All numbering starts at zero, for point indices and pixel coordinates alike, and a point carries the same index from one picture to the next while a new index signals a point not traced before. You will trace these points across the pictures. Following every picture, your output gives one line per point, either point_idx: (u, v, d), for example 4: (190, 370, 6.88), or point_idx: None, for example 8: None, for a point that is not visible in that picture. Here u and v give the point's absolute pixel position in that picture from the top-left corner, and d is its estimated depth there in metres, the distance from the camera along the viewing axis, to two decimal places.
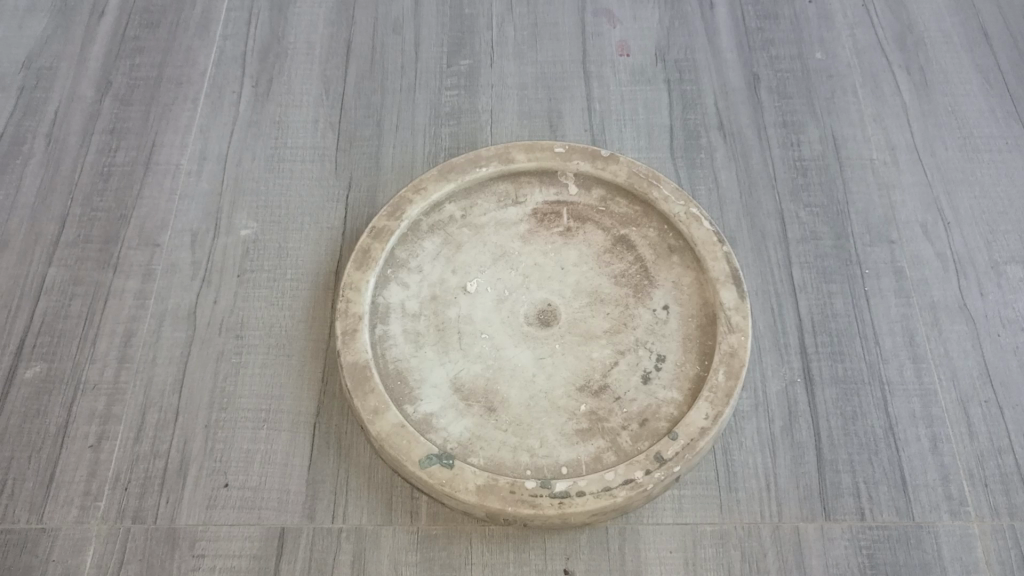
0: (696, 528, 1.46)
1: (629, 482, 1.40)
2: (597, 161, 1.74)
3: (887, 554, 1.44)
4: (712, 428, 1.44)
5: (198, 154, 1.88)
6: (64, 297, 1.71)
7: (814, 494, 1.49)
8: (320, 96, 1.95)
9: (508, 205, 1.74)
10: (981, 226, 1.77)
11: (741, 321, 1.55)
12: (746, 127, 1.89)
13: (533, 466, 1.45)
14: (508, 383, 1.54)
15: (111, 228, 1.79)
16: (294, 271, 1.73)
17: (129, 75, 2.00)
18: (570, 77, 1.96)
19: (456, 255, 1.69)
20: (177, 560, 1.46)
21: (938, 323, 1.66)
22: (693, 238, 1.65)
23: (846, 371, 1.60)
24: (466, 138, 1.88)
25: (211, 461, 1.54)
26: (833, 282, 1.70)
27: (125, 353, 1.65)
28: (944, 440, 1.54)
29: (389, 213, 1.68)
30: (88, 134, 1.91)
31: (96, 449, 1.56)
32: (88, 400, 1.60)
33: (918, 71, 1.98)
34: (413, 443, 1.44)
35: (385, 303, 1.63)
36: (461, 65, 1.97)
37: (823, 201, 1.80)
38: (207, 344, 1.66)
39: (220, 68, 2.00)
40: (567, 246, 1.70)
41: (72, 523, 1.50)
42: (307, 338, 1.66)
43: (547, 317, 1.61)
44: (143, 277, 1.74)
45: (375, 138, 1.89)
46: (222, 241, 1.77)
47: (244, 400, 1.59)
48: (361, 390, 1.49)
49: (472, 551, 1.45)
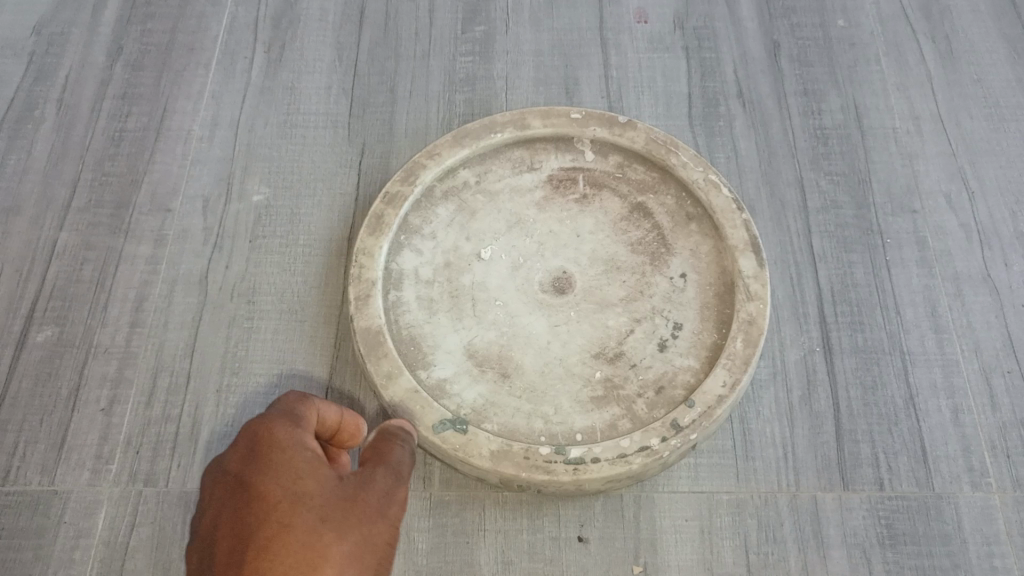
0: (713, 497, 1.44)
1: (644, 449, 1.38)
2: (614, 128, 1.71)
3: (906, 525, 1.42)
4: (729, 395, 1.42)
5: (210, 120, 1.86)
6: (76, 261, 1.70)
7: (832, 464, 1.47)
8: (333, 63, 1.93)
9: (523, 171, 1.72)
10: (1007, 196, 1.73)
11: (760, 290, 1.52)
12: (766, 95, 1.86)
13: (547, 433, 1.44)
14: (522, 351, 1.53)
15: (122, 193, 1.78)
16: (307, 237, 1.71)
17: (142, 41, 1.98)
18: (586, 44, 1.93)
19: (470, 222, 1.66)
20: (189, 522, 1.45)
21: (961, 293, 1.63)
22: (712, 207, 1.62)
23: (866, 341, 1.58)
24: (481, 105, 1.86)
25: (223, 425, 1.53)
26: (854, 252, 1.67)
27: (138, 318, 1.64)
28: (966, 412, 1.52)
29: (402, 178, 1.66)
30: (99, 99, 1.89)
31: (108, 413, 1.55)
32: (100, 363, 1.60)
33: (943, 40, 1.94)
34: (426, 408, 1.43)
35: (398, 269, 1.61)
36: (476, 32, 1.94)
37: (845, 169, 1.76)
38: (219, 309, 1.64)
39: (233, 35, 1.97)
40: (583, 213, 1.67)
41: (84, 485, 1.49)
42: (320, 305, 1.64)
43: (562, 285, 1.59)
44: (155, 242, 1.72)
45: (389, 105, 1.86)
46: (234, 207, 1.75)
47: (256, 365, 1.58)
48: (374, 355, 1.48)
49: (485, 517, 1.43)
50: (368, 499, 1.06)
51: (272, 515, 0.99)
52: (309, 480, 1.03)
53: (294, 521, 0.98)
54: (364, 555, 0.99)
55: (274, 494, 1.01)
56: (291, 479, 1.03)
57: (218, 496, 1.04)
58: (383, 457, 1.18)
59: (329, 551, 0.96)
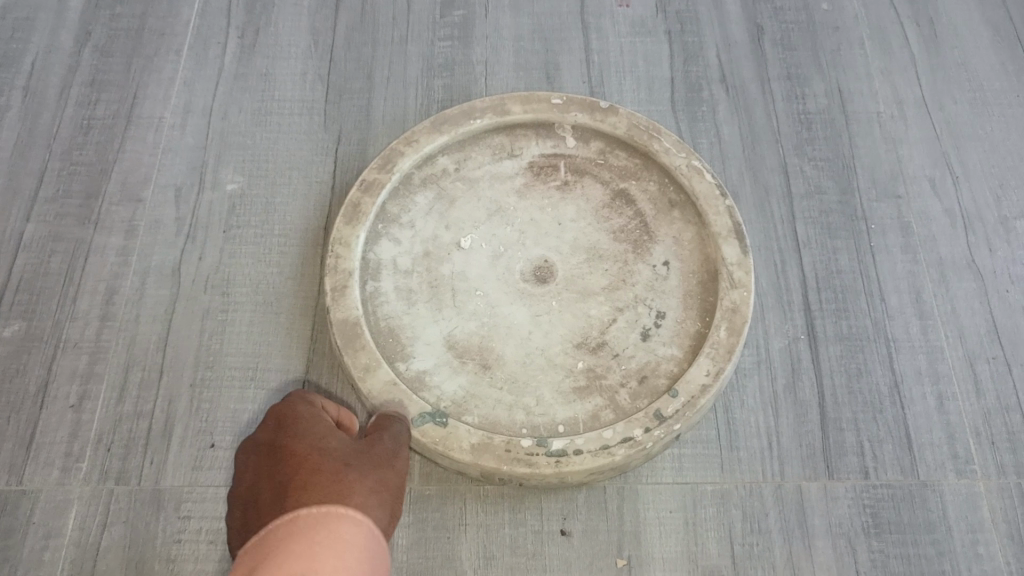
0: (697, 488, 1.42)
1: (627, 440, 1.36)
2: (596, 113, 1.68)
3: (891, 513, 1.41)
4: (713, 385, 1.40)
5: (182, 107, 1.81)
6: (43, 253, 1.66)
7: (817, 453, 1.45)
8: (309, 48, 1.88)
9: (503, 158, 1.68)
10: (991, 181, 1.72)
11: (743, 277, 1.50)
12: (750, 80, 1.83)
13: (529, 425, 1.41)
14: (503, 341, 1.50)
15: (91, 183, 1.73)
16: (282, 227, 1.67)
17: (110, 26, 1.92)
18: (567, 29, 1.89)
19: (450, 210, 1.63)
20: (162, 520, 1.41)
21: (945, 279, 1.62)
22: (695, 193, 1.59)
23: (851, 329, 1.56)
24: (460, 91, 1.82)
25: (197, 421, 1.49)
26: (838, 238, 1.65)
27: (108, 311, 1.60)
28: (950, 398, 1.51)
29: (379, 166, 1.62)
30: (67, 86, 1.84)
31: (78, 409, 1.51)
32: (69, 359, 1.56)
33: (927, 23, 1.92)
34: (406, 401, 1.40)
35: (376, 259, 1.57)
36: (454, 16, 1.90)
37: (829, 155, 1.74)
38: (192, 302, 1.60)
39: (205, 20, 1.92)
40: (564, 201, 1.64)
41: (54, 484, 1.45)
42: (296, 296, 1.61)
43: (544, 274, 1.57)
44: (126, 234, 1.68)
45: (366, 91, 1.82)
46: (207, 197, 1.71)
47: (231, 358, 1.55)
48: (351, 347, 1.45)
49: (466, 511, 1.41)
50: (378, 453, 1.27)
51: (304, 464, 1.20)
52: (331, 437, 1.28)
53: (320, 469, 1.19)
54: (385, 488, 1.23)
55: (304, 451, 1.23)
56: (317, 439, 1.27)
57: (252, 465, 1.28)
58: (385, 421, 1.35)
59: (355, 482, 1.18)
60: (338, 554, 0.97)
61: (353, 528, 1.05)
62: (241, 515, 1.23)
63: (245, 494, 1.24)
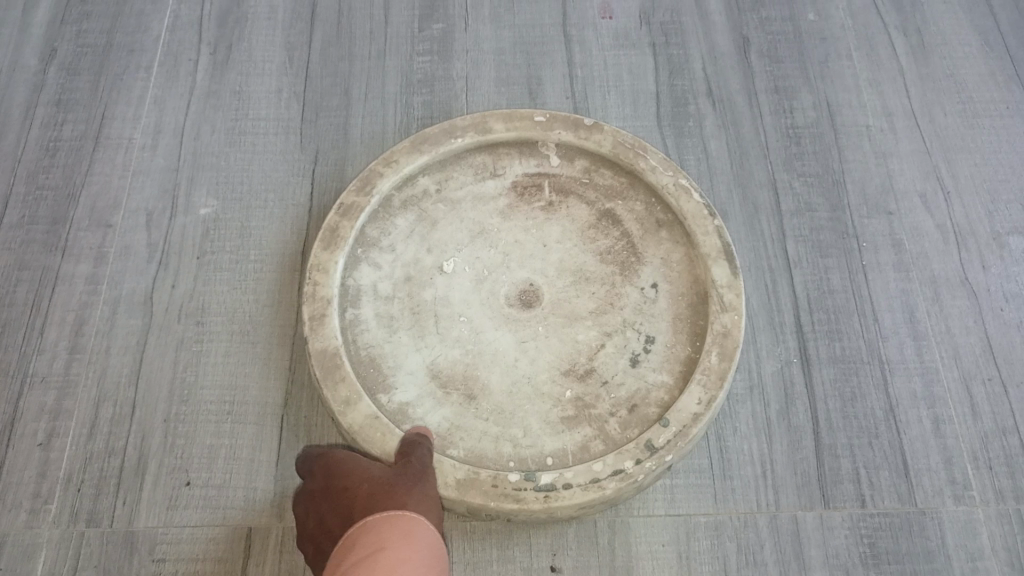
0: (690, 520, 1.38)
1: (618, 473, 1.32)
2: (580, 130, 1.63)
3: (889, 543, 1.38)
4: (705, 413, 1.36)
5: (152, 127, 1.75)
6: (9, 282, 1.59)
7: (812, 481, 1.42)
8: (283, 64, 1.82)
9: (486, 177, 1.63)
10: (982, 196, 1.69)
11: (734, 299, 1.46)
12: (737, 93, 1.79)
13: (516, 458, 1.37)
14: (488, 370, 1.45)
15: (59, 208, 1.66)
16: (258, 252, 1.62)
17: (76, 43, 1.85)
18: (549, 42, 1.85)
19: (431, 232, 1.58)
20: (135, 564, 1.36)
21: (938, 297, 1.59)
22: (683, 212, 1.55)
23: (844, 350, 1.53)
24: (440, 107, 1.77)
25: (172, 458, 1.44)
26: (829, 256, 1.61)
27: (77, 343, 1.54)
28: (946, 421, 1.47)
29: (358, 187, 1.57)
30: (31, 106, 1.77)
31: (46, 448, 1.45)
32: (36, 394, 1.49)
33: (915, 33, 1.89)
34: (387, 435, 1.35)
35: (355, 285, 1.52)
36: (434, 30, 1.85)
37: (819, 170, 1.71)
38: (166, 332, 1.54)
39: (175, 35, 1.86)
40: (548, 221, 1.59)
41: (21, 527, 1.39)
42: (273, 325, 1.55)
43: (529, 298, 1.52)
44: (95, 261, 1.61)
45: (343, 109, 1.76)
46: (180, 221, 1.65)
47: (206, 391, 1.49)
48: (330, 379, 1.39)
49: (453, 549, 1.36)
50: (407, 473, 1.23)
51: (359, 492, 1.20)
52: (374, 467, 1.25)
53: (375, 491, 1.19)
54: (432, 499, 1.20)
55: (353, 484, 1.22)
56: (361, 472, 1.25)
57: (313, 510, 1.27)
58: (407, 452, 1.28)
59: (404, 495, 1.17)
60: (397, 540, 1.04)
61: (416, 523, 1.09)
62: (317, 551, 1.24)
63: (316, 534, 1.24)
